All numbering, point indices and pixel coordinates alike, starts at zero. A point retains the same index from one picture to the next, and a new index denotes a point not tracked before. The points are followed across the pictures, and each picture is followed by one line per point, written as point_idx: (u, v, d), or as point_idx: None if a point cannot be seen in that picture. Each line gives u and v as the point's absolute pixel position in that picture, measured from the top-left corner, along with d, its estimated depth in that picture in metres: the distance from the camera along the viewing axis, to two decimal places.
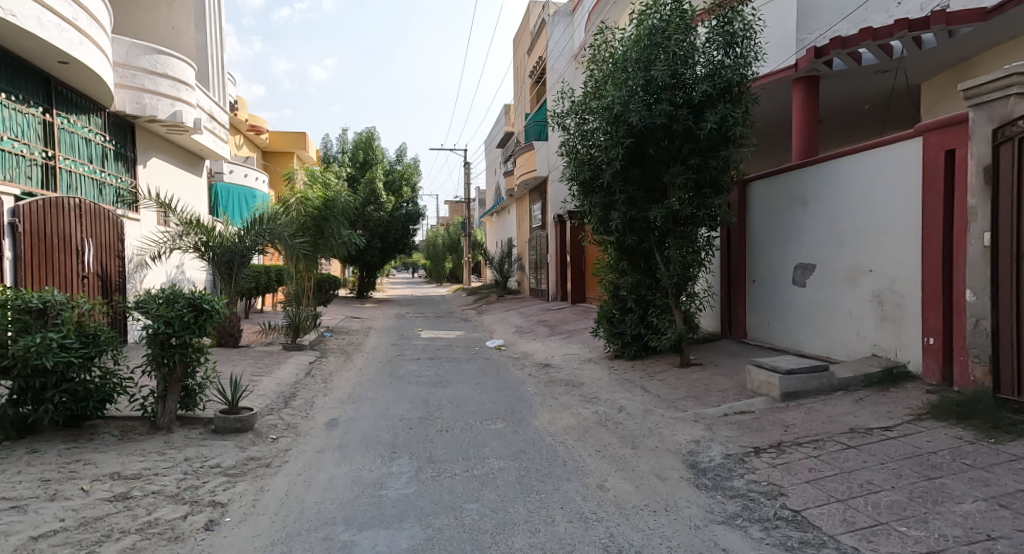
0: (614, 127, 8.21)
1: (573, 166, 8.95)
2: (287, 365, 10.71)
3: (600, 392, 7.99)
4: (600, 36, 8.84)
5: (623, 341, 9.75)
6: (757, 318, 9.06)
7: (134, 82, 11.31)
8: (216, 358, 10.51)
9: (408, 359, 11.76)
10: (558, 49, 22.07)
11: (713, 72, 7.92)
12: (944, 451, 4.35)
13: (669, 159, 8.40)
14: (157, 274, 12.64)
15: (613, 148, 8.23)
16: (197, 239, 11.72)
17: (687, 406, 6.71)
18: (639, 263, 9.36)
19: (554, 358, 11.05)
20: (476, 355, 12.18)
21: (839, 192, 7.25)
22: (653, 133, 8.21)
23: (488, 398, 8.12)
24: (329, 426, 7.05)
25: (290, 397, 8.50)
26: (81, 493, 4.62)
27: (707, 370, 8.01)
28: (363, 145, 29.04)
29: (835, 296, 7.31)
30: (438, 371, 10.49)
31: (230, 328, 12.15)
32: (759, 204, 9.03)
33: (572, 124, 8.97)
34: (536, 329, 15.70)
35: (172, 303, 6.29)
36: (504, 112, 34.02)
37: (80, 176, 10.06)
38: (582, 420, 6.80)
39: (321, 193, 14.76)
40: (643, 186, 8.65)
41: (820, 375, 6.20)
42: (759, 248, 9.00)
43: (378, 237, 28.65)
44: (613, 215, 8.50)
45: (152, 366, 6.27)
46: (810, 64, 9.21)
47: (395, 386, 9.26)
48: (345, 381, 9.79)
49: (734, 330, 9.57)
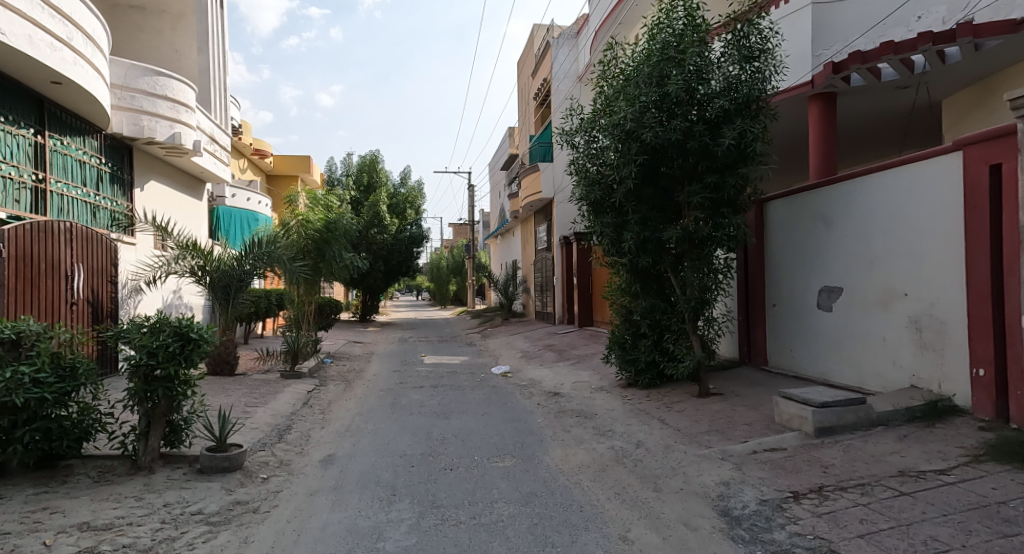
0: (625, 144, 7.83)
1: (583, 186, 8.56)
2: (284, 395, 10.26)
3: (614, 425, 7.50)
4: (609, 52, 8.51)
5: (637, 369, 9.28)
6: (779, 344, 8.58)
7: (132, 104, 10.98)
8: (210, 388, 10.09)
9: (411, 387, 11.29)
10: (563, 71, 21.91)
11: (730, 86, 7.53)
12: (1014, 502, 3.86)
13: (684, 177, 7.99)
14: (153, 299, 12.27)
15: (625, 166, 7.83)
16: (194, 263, 11.37)
17: (711, 441, 6.22)
18: (652, 287, 8.90)
19: (564, 386, 10.58)
20: (481, 382, 11.70)
21: (867, 210, 6.84)
22: (667, 151, 7.82)
23: (495, 431, 7.64)
24: (325, 464, 6.57)
25: (285, 430, 8.04)
26: (42, 549, 4.14)
27: (728, 401, 7.51)
28: (367, 168, 28.62)
29: (866, 321, 6.84)
30: (442, 400, 10.01)
31: (226, 355, 11.75)
32: (778, 224, 8.62)
33: (581, 142, 8.63)
34: (543, 353, 15.22)
35: (157, 332, 5.87)
36: (508, 135, 33.89)
37: (73, 200, 9.71)
38: (597, 456, 6.31)
39: (323, 214, 14.30)
40: (656, 207, 8.23)
41: (857, 408, 5.72)
42: (780, 271, 8.56)
43: (381, 260, 28.33)
44: (626, 236, 8.08)
45: (134, 401, 5.83)
46: (828, 80, 8.83)
47: (397, 417, 8.79)
48: (345, 412, 9.33)
49: (753, 357, 9.09)
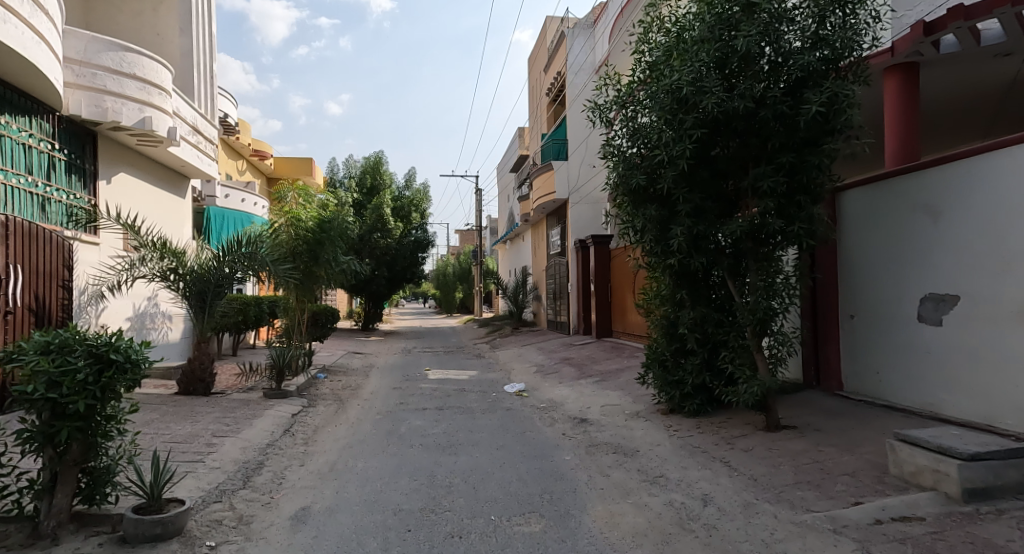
0: (678, 116, 6.30)
1: (619, 170, 7.02)
2: (263, 420, 8.74)
3: (665, 468, 5.94)
4: (654, 9, 6.96)
5: (682, 393, 7.75)
6: (859, 365, 7.06)
7: (93, 82, 9.54)
8: (174, 413, 8.60)
9: (413, 410, 9.74)
10: (578, 63, 20.55)
11: (813, 41, 5.94)
12: None
13: (750, 158, 6.46)
14: (122, 306, 10.92)
15: (676, 144, 6.31)
16: (165, 266, 9.94)
17: (809, 500, 4.67)
18: (702, 294, 7.34)
19: (591, 410, 9.02)
20: (493, 404, 10.14)
21: (1002, 197, 5.36)
22: (731, 124, 6.31)
23: (516, 476, 6.08)
24: (296, 523, 5.05)
25: (254, 470, 6.52)
26: None
27: (810, 439, 5.96)
28: (371, 170, 27.27)
29: (999, 340, 5.36)
30: (448, 427, 8.46)
31: (200, 372, 10.34)
32: (858, 218, 7.07)
33: (621, 117, 7.11)
34: (561, 368, 13.67)
35: (62, 353, 4.33)
36: (517, 136, 32.37)
37: (13, 190, 8.23)
38: (654, 519, 4.75)
39: (316, 213, 12.74)
40: (711, 195, 6.71)
41: (1020, 462, 4.19)
42: (860, 275, 7.02)
43: (385, 265, 26.89)
44: (675, 232, 6.56)
45: (32, 447, 4.30)
46: (914, 43, 7.26)
47: (394, 451, 7.25)
48: (332, 443, 7.80)
49: (824, 380, 7.54)
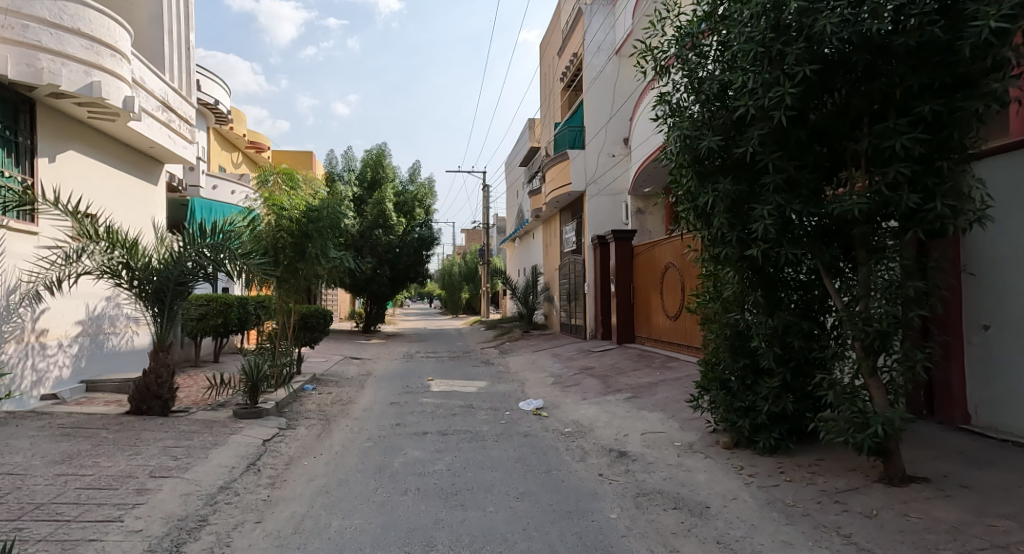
0: (774, 49, 4.57)
1: (682, 133, 5.31)
2: (223, 449, 7.05)
3: (761, 544, 4.19)
4: None
5: (754, 425, 6.00)
6: (999, 392, 5.32)
7: (24, 36, 7.86)
8: (113, 441, 6.92)
9: (411, 435, 8.03)
10: (597, 42, 18.86)
11: None
12: None
13: (867, 110, 4.69)
14: (69, 308, 9.27)
15: (770, 88, 4.58)
16: (112, 260, 8.23)
17: None
18: (785, 298, 5.61)
19: (629, 439, 7.28)
20: (507, 427, 8.41)
21: None
22: (848, 61, 4.56)
23: (547, 549, 4.34)
24: None
25: (189, 533, 4.79)
26: None
27: (964, 504, 4.20)
28: (372, 163, 25.60)
29: None
30: (453, 461, 6.72)
31: (156, 388, 8.61)
32: (1000, 196, 5.31)
33: (685, 63, 5.40)
34: (582, 380, 11.95)
35: None
36: (527, 127, 30.66)
37: None
38: None
39: (302, 202, 10.97)
40: (809, 164, 4.95)
41: None
42: (1005, 272, 5.26)
43: (387, 263, 25.21)
44: (760, 213, 4.82)
45: None
46: None
47: (382, 499, 5.54)
48: (304, 485, 6.10)
49: (944, 409, 5.80)
